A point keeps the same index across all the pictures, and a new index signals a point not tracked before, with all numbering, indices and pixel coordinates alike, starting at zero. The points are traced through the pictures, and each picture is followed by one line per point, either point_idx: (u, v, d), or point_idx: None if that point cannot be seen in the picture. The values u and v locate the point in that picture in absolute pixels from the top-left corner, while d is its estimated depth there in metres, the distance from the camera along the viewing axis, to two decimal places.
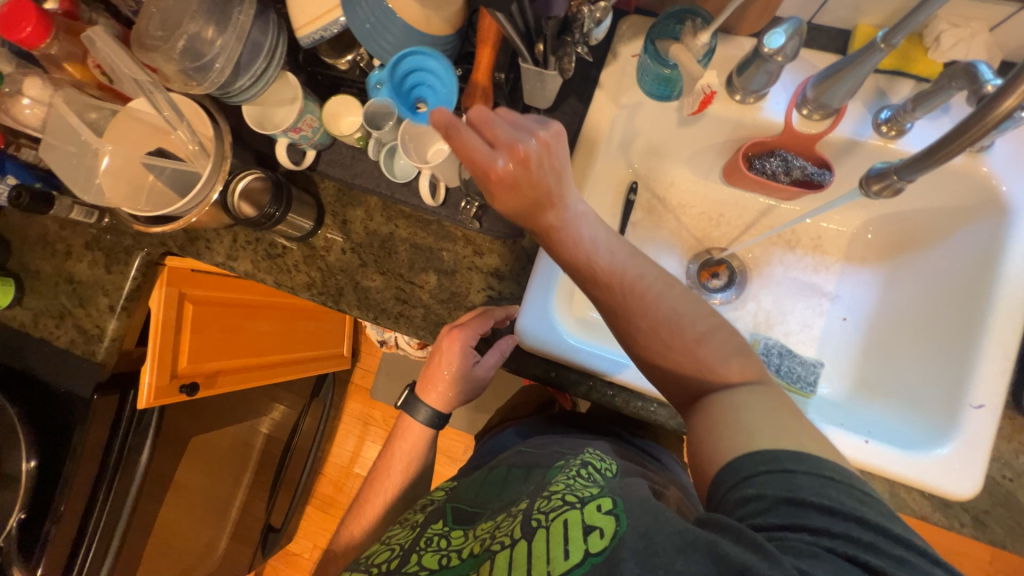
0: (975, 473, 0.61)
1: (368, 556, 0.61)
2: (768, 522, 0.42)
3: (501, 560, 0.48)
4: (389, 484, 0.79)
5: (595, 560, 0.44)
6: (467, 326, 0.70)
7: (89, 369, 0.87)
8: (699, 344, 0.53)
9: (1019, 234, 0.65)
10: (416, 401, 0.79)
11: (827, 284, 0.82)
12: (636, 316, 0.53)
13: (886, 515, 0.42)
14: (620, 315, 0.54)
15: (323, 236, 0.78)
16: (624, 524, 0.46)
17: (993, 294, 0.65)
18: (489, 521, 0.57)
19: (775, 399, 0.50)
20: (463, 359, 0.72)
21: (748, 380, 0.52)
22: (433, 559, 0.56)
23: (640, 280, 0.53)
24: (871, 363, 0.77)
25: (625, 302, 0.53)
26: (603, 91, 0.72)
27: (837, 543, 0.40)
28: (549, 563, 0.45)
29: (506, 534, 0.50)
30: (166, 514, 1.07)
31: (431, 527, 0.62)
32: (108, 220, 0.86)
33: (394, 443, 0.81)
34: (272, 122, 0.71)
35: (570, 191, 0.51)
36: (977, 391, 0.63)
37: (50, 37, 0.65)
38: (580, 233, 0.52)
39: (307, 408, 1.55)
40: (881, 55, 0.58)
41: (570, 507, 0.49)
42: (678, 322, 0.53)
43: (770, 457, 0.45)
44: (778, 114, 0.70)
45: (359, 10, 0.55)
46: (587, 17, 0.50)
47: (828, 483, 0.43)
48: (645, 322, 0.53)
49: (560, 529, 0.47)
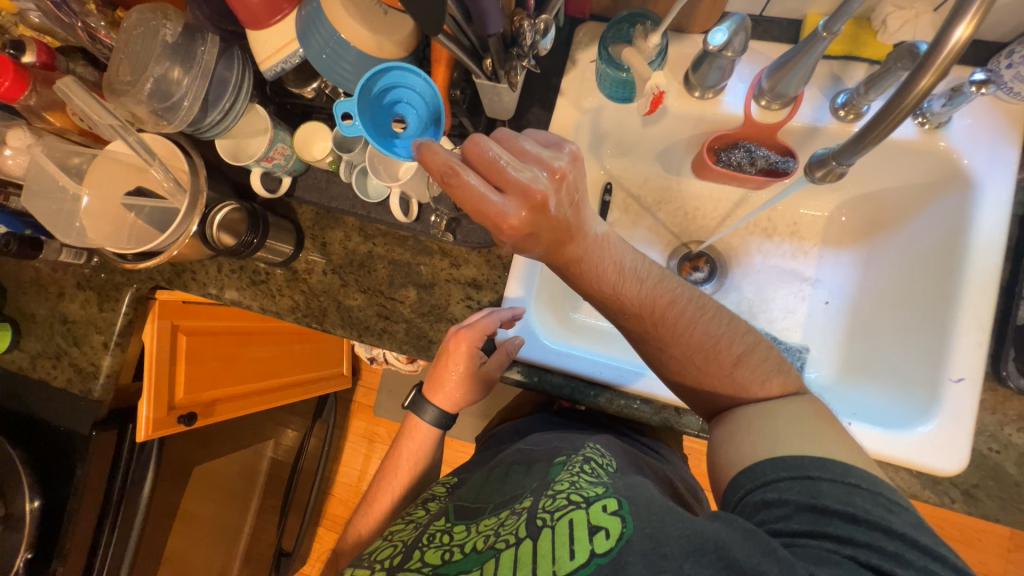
0: (960, 447, 0.61)
1: (370, 552, 0.62)
2: (789, 527, 0.45)
3: (507, 559, 0.49)
4: (398, 483, 0.79)
5: (601, 561, 0.44)
6: (474, 328, 0.69)
7: (86, 407, 0.87)
8: (734, 364, 0.59)
9: (986, 205, 0.65)
10: (424, 400, 0.80)
11: (807, 269, 0.83)
12: (670, 344, 0.60)
13: (914, 526, 0.44)
14: (655, 342, 0.61)
15: (305, 259, 0.80)
16: (630, 525, 0.46)
17: (965, 266, 0.65)
18: (492, 518, 0.57)
19: (808, 408, 0.56)
20: (469, 360, 0.72)
21: (784, 393, 0.58)
22: (436, 554, 0.56)
23: (665, 304, 0.58)
24: (856, 344, 0.77)
25: (660, 332, 0.59)
26: (565, 97, 0.74)
27: (858, 551, 0.42)
28: (555, 564, 0.46)
29: (511, 534, 0.51)
30: (175, 543, 1.08)
31: (434, 524, 0.62)
32: (97, 260, 0.89)
33: (403, 442, 0.81)
34: (245, 153, 0.73)
35: (590, 222, 0.55)
36: (956, 365, 0.63)
37: (29, 89, 0.67)
38: (606, 264, 0.57)
39: (312, 429, 1.56)
40: (826, 42, 0.59)
41: (575, 507, 0.49)
42: (710, 345, 0.59)
43: (794, 465, 0.49)
44: (737, 106, 0.71)
45: (316, 42, 0.57)
46: (530, 30, 0.51)
47: (852, 492, 0.46)
48: (679, 349, 0.60)
49: (565, 530, 0.47)
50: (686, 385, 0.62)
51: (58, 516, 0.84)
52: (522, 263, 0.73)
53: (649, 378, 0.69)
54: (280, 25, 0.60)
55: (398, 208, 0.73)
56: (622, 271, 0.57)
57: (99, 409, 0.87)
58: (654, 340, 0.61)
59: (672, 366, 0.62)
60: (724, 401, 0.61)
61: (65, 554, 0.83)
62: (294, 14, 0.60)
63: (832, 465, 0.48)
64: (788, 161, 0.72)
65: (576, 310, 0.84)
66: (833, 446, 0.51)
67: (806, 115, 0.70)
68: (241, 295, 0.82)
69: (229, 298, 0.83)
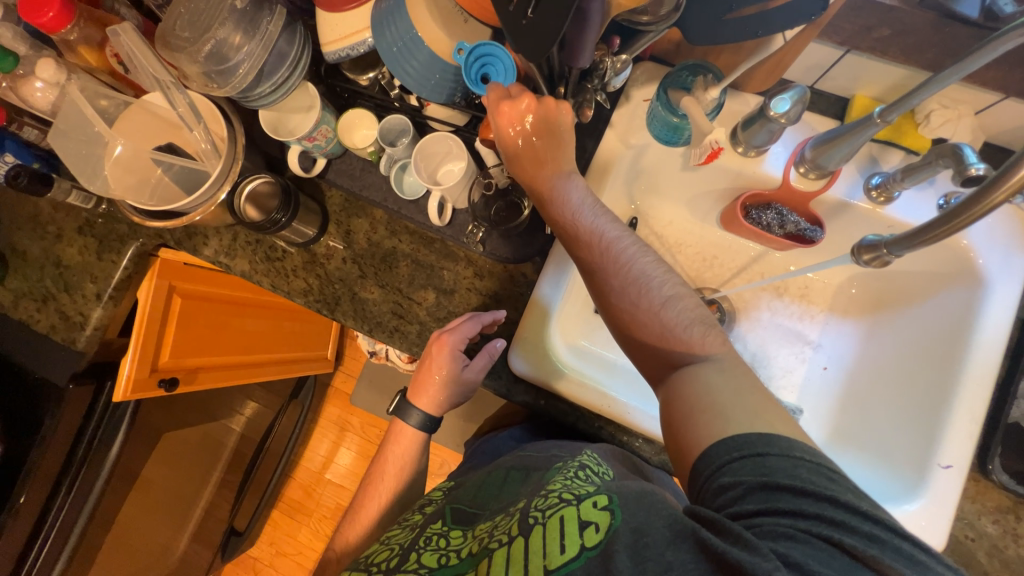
0: (940, 531, 0.63)
1: (368, 555, 0.61)
2: (744, 510, 0.42)
3: (500, 557, 0.49)
4: (386, 486, 0.78)
5: (590, 553, 0.44)
6: (456, 330, 0.69)
7: (67, 357, 0.83)
8: (660, 305, 0.56)
9: (993, 304, 0.69)
10: (410, 405, 0.78)
11: (811, 332, 0.85)
12: (609, 274, 0.57)
13: (855, 492, 0.41)
14: (596, 276, 0.58)
15: (323, 244, 0.78)
16: (618, 518, 0.45)
17: (966, 358, 0.68)
18: (488, 522, 0.57)
19: (739, 375, 0.51)
20: (451, 364, 0.71)
21: (709, 351, 0.54)
22: (433, 557, 0.56)
23: (611, 239, 0.57)
24: (847, 411, 0.80)
25: (601, 261, 0.57)
26: (614, 129, 0.75)
27: (810, 523, 0.39)
28: (546, 558, 0.45)
29: (505, 532, 0.51)
30: (128, 511, 1.03)
31: (431, 527, 0.62)
32: (105, 207, 0.85)
33: (389, 447, 0.80)
34: (286, 129, 0.71)
35: (567, 159, 0.57)
36: (945, 452, 0.66)
37: (71, 24, 0.64)
38: (569, 196, 0.57)
39: (285, 408, 1.52)
40: (876, 128, 0.61)
41: (566, 504, 0.49)
42: (644, 283, 0.56)
43: (742, 443, 0.45)
44: (777, 169, 0.73)
45: (389, 34, 0.57)
46: (609, 67, 0.55)
47: (797, 464, 0.43)
48: (617, 282, 0.56)
49: (556, 526, 0.47)
50: (619, 324, 0.58)
51: (18, 466, 0.80)
52: (548, 280, 0.72)
53: (655, 420, 0.69)
54: (354, 12, 0.60)
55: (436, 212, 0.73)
56: (582, 206, 0.57)
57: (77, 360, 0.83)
58: (596, 266, 0.57)
59: (608, 300, 0.58)
60: (662, 351, 0.56)
61: (16, 511, 0.78)
62: (370, 4, 0.59)
63: (786, 444, 0.44)
64: (813, 230, 0.75)
65: (585, 337, 0.84)
66: (785, 423, 0.46)
67: (843, 191, 0.72)
68: (254, 268, 0.80)
69: (241, 270, 0.80)
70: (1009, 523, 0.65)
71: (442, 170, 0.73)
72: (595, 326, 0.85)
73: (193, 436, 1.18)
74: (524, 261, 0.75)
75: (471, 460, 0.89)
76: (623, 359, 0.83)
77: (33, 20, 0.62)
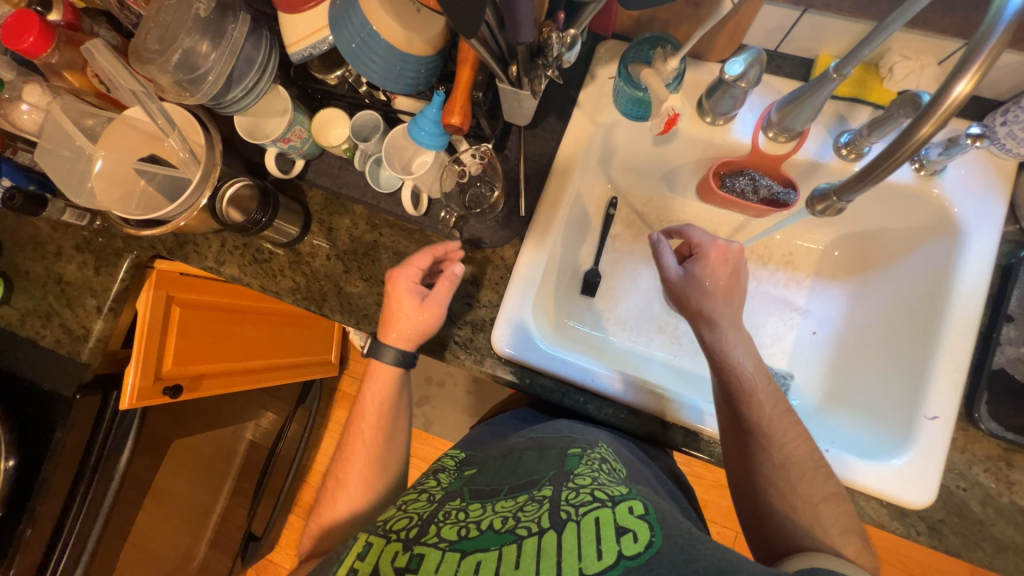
0: (930, 483, 0.63)
1: (385, 520, 0.57)
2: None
3: (528, 546, 0.46)
4: (367, 426, 0.74)
5: (630, 563, 0.42)
6: (408, 262, 0.69)
7: (73, 369, 0.87)
8: (821, 500, 0.58)
9: (973, 252, 0.68)
10: (380, 344, 0.72)
11: (798, 298, 0.85)
12: (771, 446, 0.62)
13: None
14: (757, 440, 0.62)
15: (306, 242, 0.81)
16: (659, 534, 0.46)
17: (948, 308, 0.68)
18: (510, 500, 0.54)
19: None
20: (407, 293, 0.69)
21: None
22: (453, 531, 0.51)
23: (785, 414, 0.64)
24: (838, 374, 0.80)
25: (766, 428, 0.62)
26: (581, 110, 0.76)
27: None
28: (581, 561, 0.43)
29: (532, 522, 0.49)
30: (144, 518, 1.06)
31: (450, 503, 0.58)
32: (100, 223, 0.88)
33: (364, 385, 0.75)
34: (262, 133, 0.73)
35: (740, 330, 0.68)
36: (931, 404, 0.65)
37: (51, 48, 0.67)
38: (736, 356, 0.66)
39: (293, 413, 1.54)
40: (835, 83, 0.61)
41: (601, 505, 0.49)
42: (807, 470, 0.60)
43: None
44: (745, 136, 0.73)
45: (346, 31, 0.59)
46: (557, 42, 0.55)
47: None
48: (778, 456, 0.61)
49: (592, 526, 0.46)
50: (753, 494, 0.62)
51: (31, 477, 0.83)
52: (527, 260, 0.74)
53: (638, 391, 0.71)
54: (313, 11, 0.62)
55: (413, 202, 0.76)
56: (760, 374, 0.66)
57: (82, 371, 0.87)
58: (732, 380, 0.66)
59: (728, 408, 0.65)
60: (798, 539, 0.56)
61: (34, 519, 0.82)
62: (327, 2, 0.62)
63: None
64: (788, 191, 0.76)
65: (572, 318, 0.85)
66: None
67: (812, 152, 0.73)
68: (243, 268, 0.82)
69: (232, 273, 0.83)
70: (1001, 471, 0.64)
71: (415, 161, 0.75)
72: (581, 307, 0.86)
73: (206, 445, 1.22)
74: (503, 245, 0.76)
75: (471, 437, 0.90)
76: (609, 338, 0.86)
77: (16, 46, 0.65)
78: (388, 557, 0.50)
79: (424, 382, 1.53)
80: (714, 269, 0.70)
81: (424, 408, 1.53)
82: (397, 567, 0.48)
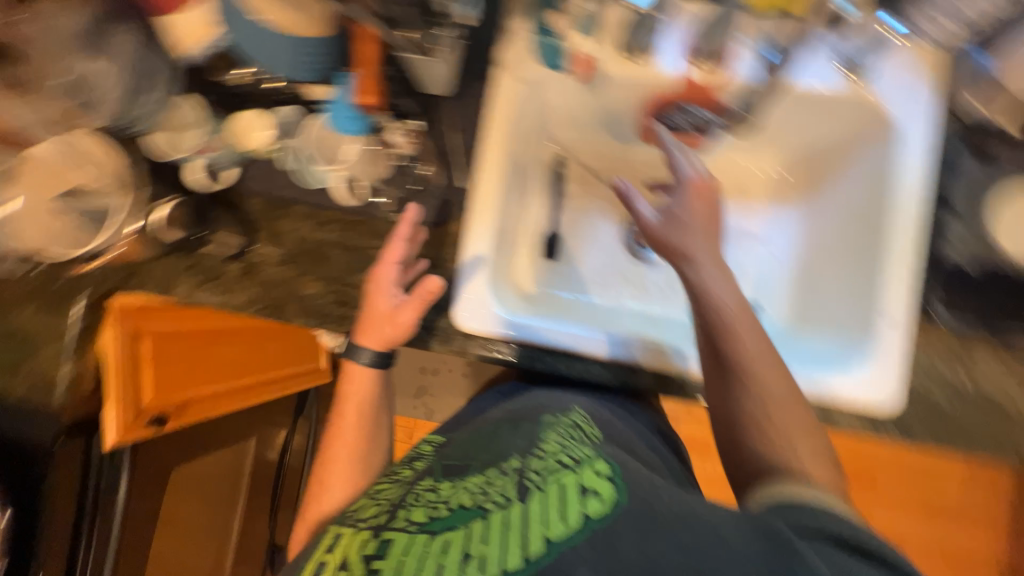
0: (892, 383, 0.67)
1: (355, 511, 0.57)
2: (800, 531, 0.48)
3: (495, 521, 0.46)
4: (347, 427, 0.76)
5: (596, 526, 0.44)
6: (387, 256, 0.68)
7: (47, 418, 0.84)
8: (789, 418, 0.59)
9: (907, 155, 0.70)
10: (357, 346, 0.72)
11: (755, 227, 0.83)
12: (754, 372, 0.59)
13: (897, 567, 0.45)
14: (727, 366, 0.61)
15: (251, 252, 0.75)
16: (623, 495, 0.48)
17: (890, 215, 0.70)
18: (477, 473, 0.53)
19: None
20: (385, 296, 0.68)
21: None
22: (421, 512, 0.49)
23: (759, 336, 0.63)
24: (800, 294, 0.80)
25: (751, 361, 0.59)
26: (504, 69, 0.74)
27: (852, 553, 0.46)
28: (547, 529, 0.44)
29: (499, 494, 0.48)
30: (162, 540, 1.18)
31: (419, 484, 0.56)
32: (44, 267, 0.84)
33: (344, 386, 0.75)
34: (178, 145, 0.73)
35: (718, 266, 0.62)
36: (886, 308, 0.68)
37: None
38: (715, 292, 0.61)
39: (295, 426, 1.47)
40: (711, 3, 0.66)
41: (566, 471, 0.49)
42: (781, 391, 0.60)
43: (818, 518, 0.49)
44: (672, 68, 0.74)
45: (244, 31, 0.65)
46: None
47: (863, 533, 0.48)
48: (757, 386, 0.59)
49: (556, 492, 0.46)
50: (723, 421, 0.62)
51: None
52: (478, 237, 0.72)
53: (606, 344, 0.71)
54: None
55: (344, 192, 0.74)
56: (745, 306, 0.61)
57: (56, 422, 0.86)
58: (714, 319, 0.60)
59: (710, 349, 0.61)
60: (772, 459, 0.57)
61: None
62: None
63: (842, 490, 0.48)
64: (732, 110, 0.75)
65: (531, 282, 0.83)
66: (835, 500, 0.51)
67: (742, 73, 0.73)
68: (183, 287, 0.75)
69: (173, 293, 0.76)
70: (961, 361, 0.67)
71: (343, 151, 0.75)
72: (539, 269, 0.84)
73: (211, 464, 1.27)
74: (448, 221, 0.76)
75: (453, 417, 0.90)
76: (580, 295, 0.82)
77: None
78: (357, 546, 0.49)
79: (418, 373, 1.53)
80: (693, 206, 0.64)
81: (422, 398, 1.54)
82: (366, 557, 0.46)
